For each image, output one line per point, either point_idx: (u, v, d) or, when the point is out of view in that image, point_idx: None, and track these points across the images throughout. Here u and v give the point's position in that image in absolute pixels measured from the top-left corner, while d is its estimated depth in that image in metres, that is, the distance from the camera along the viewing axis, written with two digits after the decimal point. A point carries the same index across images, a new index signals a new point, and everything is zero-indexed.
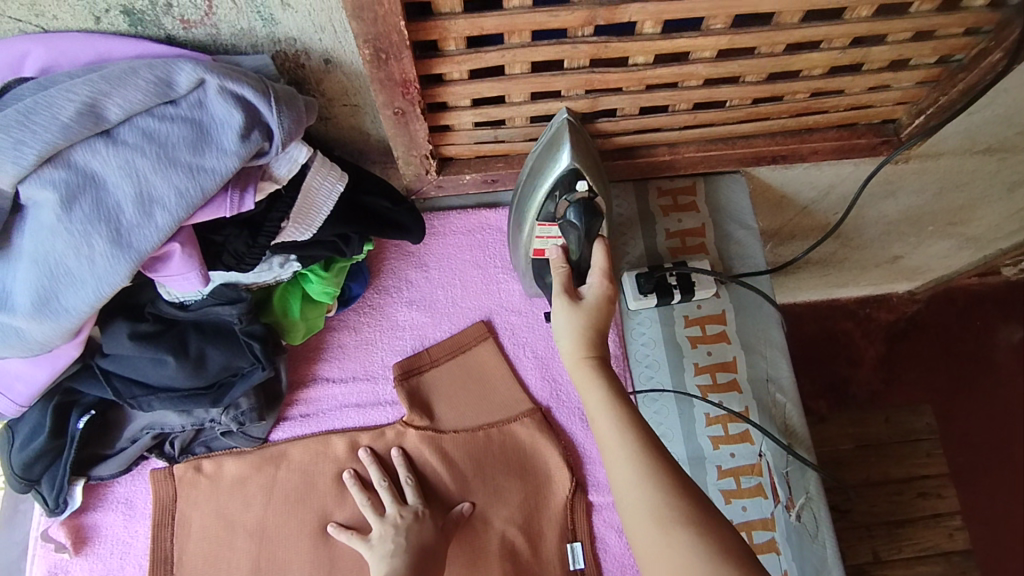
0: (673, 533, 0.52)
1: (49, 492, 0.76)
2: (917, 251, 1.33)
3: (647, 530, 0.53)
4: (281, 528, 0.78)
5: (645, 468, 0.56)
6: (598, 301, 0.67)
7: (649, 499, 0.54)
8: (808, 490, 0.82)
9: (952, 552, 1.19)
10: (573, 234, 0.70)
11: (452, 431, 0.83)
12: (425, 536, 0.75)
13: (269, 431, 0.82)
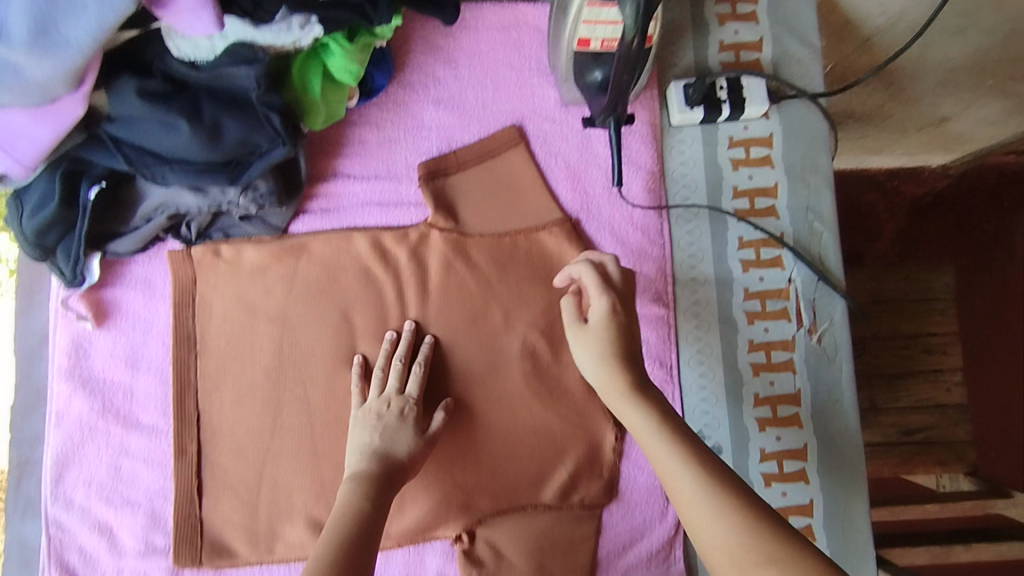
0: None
1: (65, 263, 0.74)
2: (966, 114, 1.18)
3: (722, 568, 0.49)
4: (303, 317, 0.78)
5: (721, 497, 0.52)
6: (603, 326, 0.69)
7: (729, 539, 0.49)
8: (832, 316, 0.82)
9: (947, 405, 1.23)
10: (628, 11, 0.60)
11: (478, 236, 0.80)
12: (400, 436, 0.70)
13: (289, 221, 0.79)
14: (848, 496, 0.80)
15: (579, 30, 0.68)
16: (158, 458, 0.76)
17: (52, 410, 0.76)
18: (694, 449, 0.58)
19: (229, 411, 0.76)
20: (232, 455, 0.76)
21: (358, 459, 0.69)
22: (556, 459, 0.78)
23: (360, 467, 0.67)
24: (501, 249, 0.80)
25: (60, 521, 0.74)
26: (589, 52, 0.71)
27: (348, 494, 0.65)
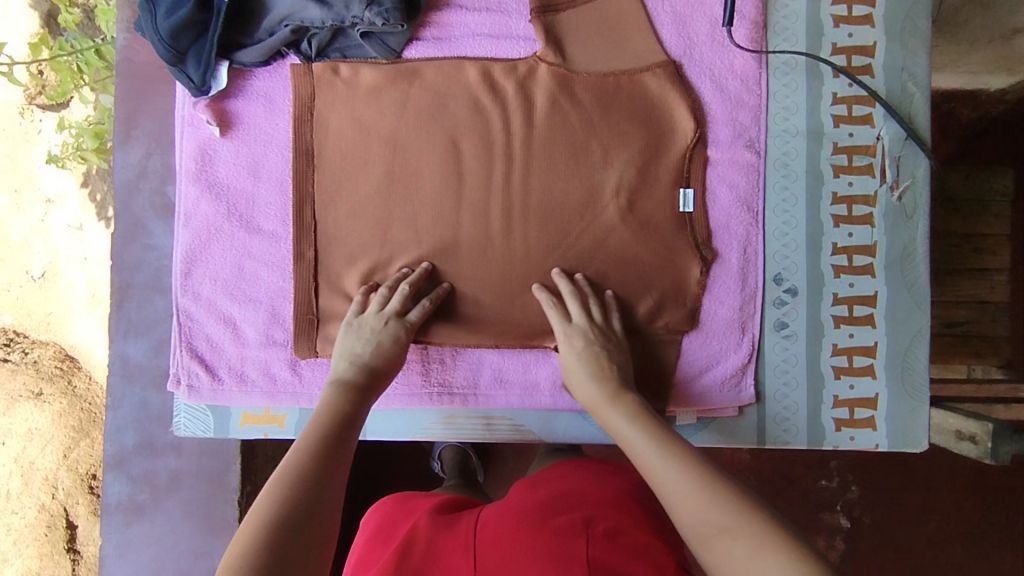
0: (711, 544, 0.53)
1: (195, 69, 0.78)
2: None
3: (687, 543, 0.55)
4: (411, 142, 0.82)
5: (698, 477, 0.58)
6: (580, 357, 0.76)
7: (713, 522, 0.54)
8: (914, 175, 0.86)
9: (990, 303, 1.26)
10: None
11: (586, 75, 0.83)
12: (386, 352, 0.75)
13: (404, 46, 0.82)
14: (911, 340, 0.85)
15: None
16: (277, 262, 0.82)
17: (180, 211, 0.81)
18: (666, 438, 0.65)
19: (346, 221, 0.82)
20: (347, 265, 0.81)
21: (343, 364, 0.74)
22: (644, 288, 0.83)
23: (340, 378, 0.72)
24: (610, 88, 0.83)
25: (189, 311, 0.81)
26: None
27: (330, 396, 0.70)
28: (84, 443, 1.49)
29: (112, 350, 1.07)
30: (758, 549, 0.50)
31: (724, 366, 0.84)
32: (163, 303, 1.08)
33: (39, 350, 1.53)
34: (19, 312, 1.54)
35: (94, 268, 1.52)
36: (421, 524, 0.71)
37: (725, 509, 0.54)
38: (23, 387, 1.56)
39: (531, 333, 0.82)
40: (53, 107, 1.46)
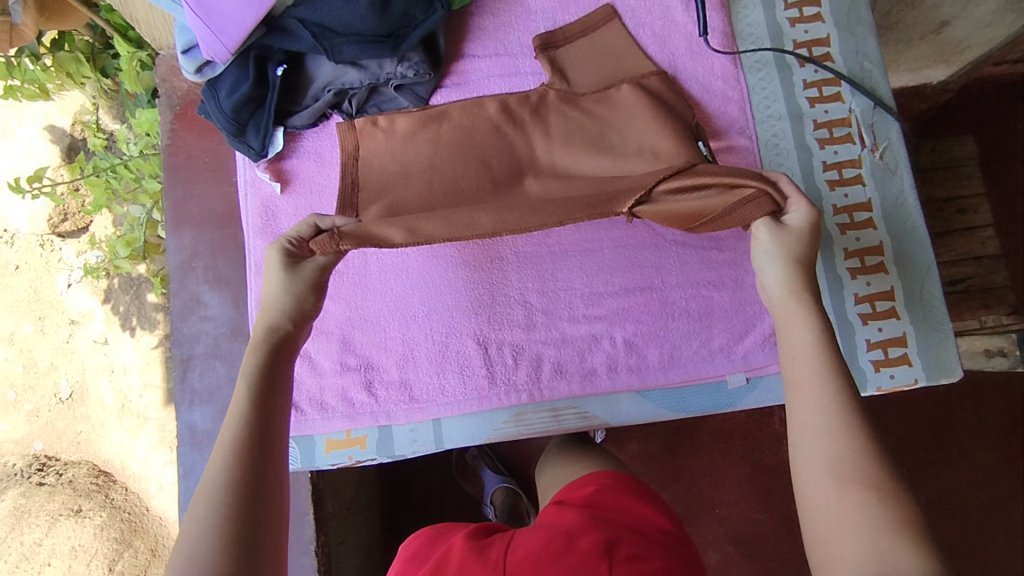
0: (848, 491, 0.56)
1: (256, 137, 0.89)
2: (966, 14, 1.35)
3: (822, 476, 0.58)
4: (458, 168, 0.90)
5: (863, 432, 0.59)
6: (805, 229, 0.71)
7: (838, 454, 0.58)
8: (890, 136, 0.97)
9: (984, 256, 1.34)
10: None
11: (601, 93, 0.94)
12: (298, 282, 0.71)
13: (431, 94, 0.95)
14: (923, 279, 0.93)
15: None
16: (343, 296, 0.90)
17: (251, 262, 0.91)
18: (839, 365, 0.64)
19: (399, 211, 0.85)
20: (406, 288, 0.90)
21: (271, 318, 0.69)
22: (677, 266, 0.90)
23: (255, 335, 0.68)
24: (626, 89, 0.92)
25: None
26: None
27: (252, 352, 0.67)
28: (127, 554, 1.63)
29: (179, 420, 1.12)
30: (895, 533, 0.53)
31: (764, 326, 0.88)
32: (224, 369, 1.13)
33: (73, 470, 1.73)
34: (49, 437, 1.76)
35: (121, 378, 1.72)
36: (455, 545, 0.72)
37: (877, 471, 0.57)
38: (62, 507, 1.67)
39: (584, 326, 0.89)
40: (76, 230, 1.77)
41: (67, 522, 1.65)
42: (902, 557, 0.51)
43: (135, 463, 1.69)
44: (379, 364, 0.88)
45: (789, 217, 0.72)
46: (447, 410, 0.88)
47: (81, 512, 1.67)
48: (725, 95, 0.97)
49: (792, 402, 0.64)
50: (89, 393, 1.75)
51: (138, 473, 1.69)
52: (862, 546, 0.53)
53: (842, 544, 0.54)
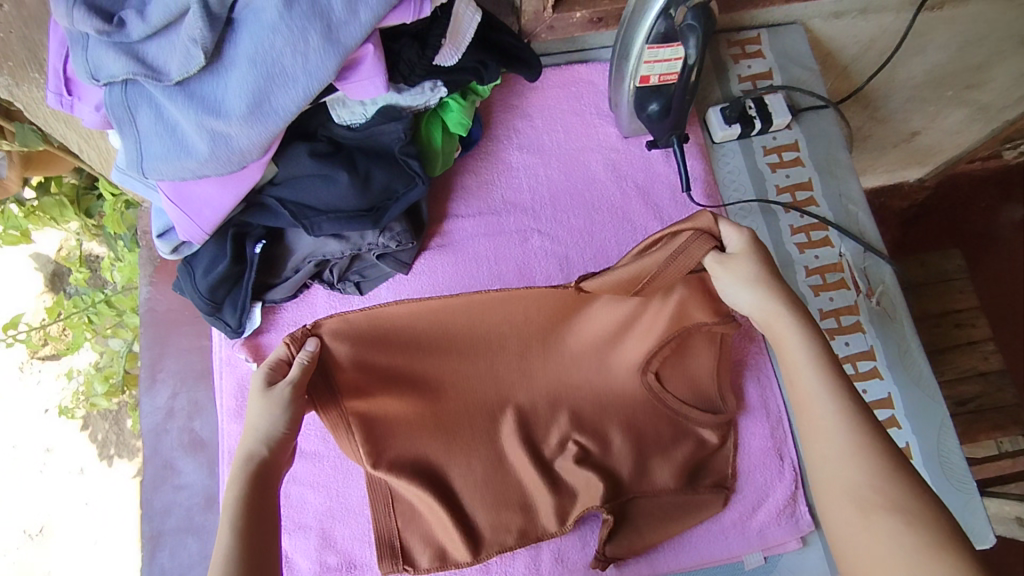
0: (872, 518, 0.58)
1: (232, 314, 0.87)
2: (934, 125, 1.41)
3: (844, 505, 0.60)
4: (494, 478, 0.83)
5: (880, 456, 0.60)
6: (746, 248, 0.72)
7: (862, 479, 0.60)
8: (883, 280, 0.95)
9: (989, 372, 1.29)
10: (689, 41, 0.78)
11: (657, 492, 0.83)
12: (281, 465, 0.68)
13: (414, 258, 0.93)
14: (937, 431, 0.89)
15: (640, 70, 0.84)
16: (322, 481, 0.85)
17: (224, 449, 0.85)
18: (840, 379, 0.65)
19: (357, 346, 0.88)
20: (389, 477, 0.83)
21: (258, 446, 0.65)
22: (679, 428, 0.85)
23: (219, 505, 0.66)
24: (664, 467, 0.84)
25: None
26: (650, 86, 0.87)
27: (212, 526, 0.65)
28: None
29: None
30: (927, 554, 0.55)
31: (775, 497, 0.85)
32: (197, 546, 1.05)
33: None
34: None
35: (93, 515, 1.61)
36: None
37: (902, 490, 0.58)
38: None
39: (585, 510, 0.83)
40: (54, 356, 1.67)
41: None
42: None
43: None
44: (363, 562, 0.82)
45: (730, 247, 0.73)
46: None
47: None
48: None
49: (805, 434, 0.65)
50: (57, 534, 1.60)
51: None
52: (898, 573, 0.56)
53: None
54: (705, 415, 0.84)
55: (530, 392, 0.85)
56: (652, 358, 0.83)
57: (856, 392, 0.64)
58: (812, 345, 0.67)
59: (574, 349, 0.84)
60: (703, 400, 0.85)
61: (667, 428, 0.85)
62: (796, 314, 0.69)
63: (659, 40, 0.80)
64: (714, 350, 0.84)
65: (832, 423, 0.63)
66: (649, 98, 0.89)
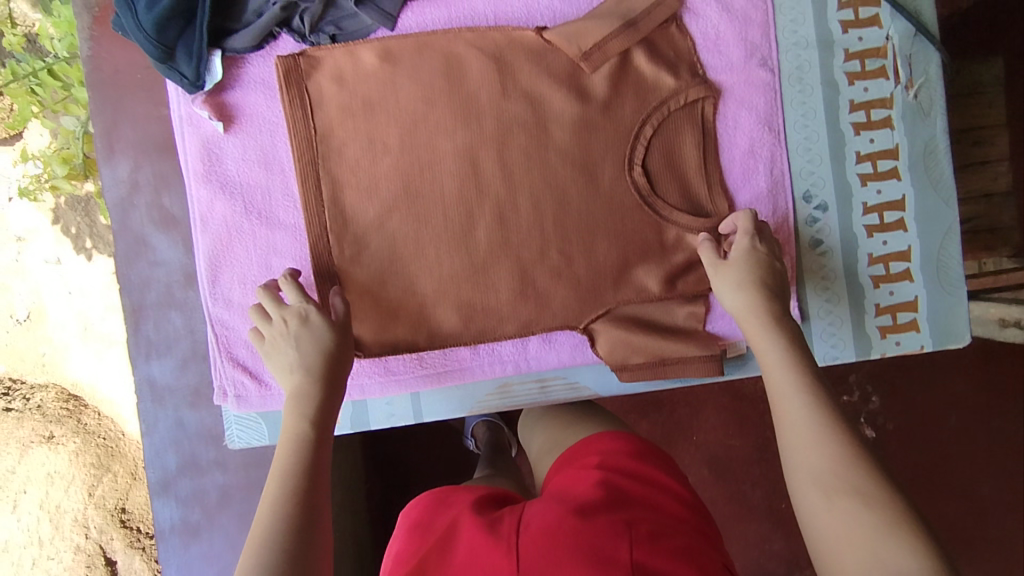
0: (835, 498, 0.54)
1: (188, 63, 0.74)
2: None
3: (807, 489, 0.56)
4: (474, 248, 0.80)
5: (844, 434, 0.58)
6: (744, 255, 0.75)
7: (827, 464, 0.56)
8: (927, 71, 0.84)
9: (994, 194, 1.25)
10: None
11: (641, 295, 0.82)
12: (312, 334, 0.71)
13: (400, 11, 0.79)
14: (941, 236, 0.85)
15: None
16: (305, 254, 0.79)
17: (195, 216, 0.78)
18: (817, 385, 0.62)
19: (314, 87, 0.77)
20: (373, 273, 0.79)
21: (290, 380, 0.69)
22: (677, 258, 0.82)
23: (294, 379, 0.69)
24: (649, 273, 0.82)
25: (224, 320, 0.79)
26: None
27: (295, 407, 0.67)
28: (106, 479, 1.56)
29: (136, 375, 1.03)
30: (883, 533, 0.51)
31: None
32: (180, 321, 1.04)
33: (41, 394, 1.59)
34: (9, 358, 1.60)
35: (80, 301, 1.59)
36: (462, 517, 0.66)
37: (874, 484, 0.54)
38: (32, 433, 1.57)
39: (576, 302, 0.81)
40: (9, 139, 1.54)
41: (41, 449, 1.56)
42: (897, 562, 0.49)
43: (103, 388, 1.59)
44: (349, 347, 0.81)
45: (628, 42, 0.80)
46: (426, 382, 0.82)
47: (54, 438, 1.57)
48: (750, 19, 0.82)
49: (777, 422, 0.62)
50: (48, 316, 1.59)
51: (110, 397, 1.60)
52: (863, 549, 0.51)
53: (845, 547, 0.52)
54: (694, 220, 0.81)
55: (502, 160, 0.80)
56: (636, 154, 0.82)
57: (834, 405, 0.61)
58: (781, 343, 0.67)
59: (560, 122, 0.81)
60: (692, 204, 0.83)
61: (653, 235, 0.82)
62: (772, 318, 0.70)
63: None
64: (697, 140, 0.82)
65: (796, 414, 0.60)
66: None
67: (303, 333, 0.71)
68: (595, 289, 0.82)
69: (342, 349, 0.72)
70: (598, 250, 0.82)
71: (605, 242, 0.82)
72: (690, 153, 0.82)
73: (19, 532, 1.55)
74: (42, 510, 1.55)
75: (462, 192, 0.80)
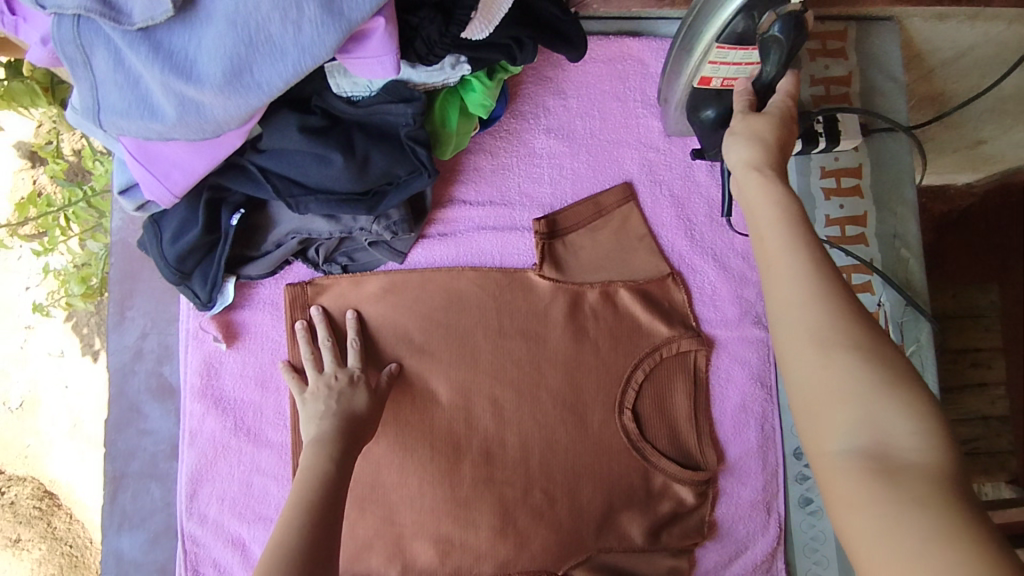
0: (832, 354, 0.44)
1: (202, 286, 0.77)
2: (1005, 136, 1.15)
3: (798, 345, 0.45)
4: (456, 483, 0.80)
5: (840, 296, 0.46)
6: (778, 113, 0.61)
7: (819, 320, 0.45)
8: (919, 339, 0.86)
9: (992, 417, 1.21)
10: (771, 51, 0.62)
11: (624, 544, 0.80)
12: (352, 402, 0.74)
13: (410, 247, 0.83)
14: None
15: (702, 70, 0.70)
16: (287, 475, 0.79)
17: (185, 427, 0.79)
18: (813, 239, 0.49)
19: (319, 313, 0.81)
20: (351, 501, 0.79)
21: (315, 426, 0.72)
22: (662, 507, 0.81)
23: (317, 430, 0.71)
24: (632, 520, 0.81)
25: (195, 537, 0.77)
26: (710, 90, 0.73)
27: (311, 460, 0.68)
28: None
29: (105, 545, 1.00)
30: (882, 394, 0.41)
31: (754, 551, 0.82)
32: (159, 492, 1.02)
33: (16, 489, 1.47)
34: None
35: (73, 398, 1.49)
36: None
37: (867, 337, 0.44)
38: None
39: (556, 547, 0.80)
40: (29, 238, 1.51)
41: (3, 553, 1.44)
42: (894, 421, 0.41)
43: (81, 493, 1.47)
44: None
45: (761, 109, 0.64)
46: None
47: (19, 543, 1.45)
48: (745, 275, 0.86)
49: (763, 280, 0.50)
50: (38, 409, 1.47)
51: (85, 502, 1.47)
52: (846, 409, 0.42)
53: (835, 404, 0.43)
54: (682, 470, 0.81)
55: (496, 393, 0.82)
56: (627, 398, 0.82)
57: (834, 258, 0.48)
58: (782, 194, 0.53)
59: (555, 363, 0.83)
60: (681, 452, 0.82)
61: (639, 480, 0.81)
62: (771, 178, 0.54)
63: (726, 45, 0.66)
64: (690, 392, 0.83)
65: (790, 270, 0.48)
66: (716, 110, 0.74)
67: (347, 396, 0.75)
68: (576, 536, 0.80)
69: (373, 413, 0.75)
70: (582, 494, 0.81)
71: (589, 488, 0.81)
72: (681, 404, 0.83)
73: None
74: None
75: (451, 426, 0.81)
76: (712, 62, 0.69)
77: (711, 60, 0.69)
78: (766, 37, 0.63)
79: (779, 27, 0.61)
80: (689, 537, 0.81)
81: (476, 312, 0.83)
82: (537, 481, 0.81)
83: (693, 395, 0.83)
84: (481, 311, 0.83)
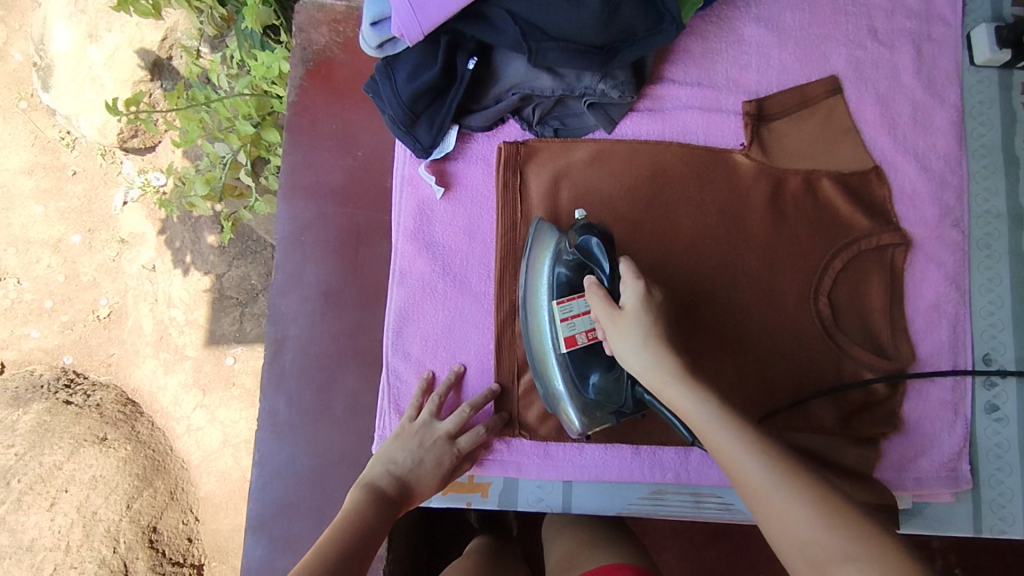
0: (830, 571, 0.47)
1: (426, 133, 0.80)
2: None
3: (796, 564, 0.50)
4: None
5: (798, 484, 0.52)
6: (642, 308, 0.65)
7: (827, 555, 0.48)
8: None
9: None
10: (598, 254, 0.71)
11: (813, 427, 0.81)
12: (426, 474, 0.74)
13: (620, 117, 0.85)
14: None
15: (561, 329, 0.73)
16: (487, 324, 0.82)
17: (395, 267, 0.83)
18: (782, 460, 0.54)
19: (531, 172, 0.83)
20: None
21: (381, 471, 0.73)
22: (851, 396, 0.82)
23: (375, 480, 0.72)
24: (822, 406, 0.81)
25: (399, 371, 0.82)
26: (579, 348, 0.73)
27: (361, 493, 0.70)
28: (146, 493, 1.58)
29: (262, 403, 1.04)
30: None
31: (941, 449, 0.82)
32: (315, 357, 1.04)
33: (101, 394, 1.69)
34: (80, 351, 1.73)
35: (162, 309, 1.68)
36: None
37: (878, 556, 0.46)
38: (87, 432, 1.62)
39: (746, 423, 0.81)
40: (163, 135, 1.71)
41: (91, 450, 1.60)
42: None
43: (161, 401, 1.66)
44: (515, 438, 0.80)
45: (625, 303, 0.67)
46: (582, 476, 0.80)
47: (106, 441, 1.61)
48: (944, 178, 0.87)
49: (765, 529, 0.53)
50: (127, 317, 1.72)
51: (166, 410, 1.65)
52: None
53: None
54: (876, 359, 0.82)
55: (694, 268, 0.83)
56: (824, 284, 0.83)
57: (814, 479, 0.53)
58: (695, 388, 0.61)
59: (754, 245, 0.84)
60: (872, 341, 0.83)
61: (829, 364, 0.82)
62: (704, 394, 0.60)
63: (562, 291, 0.74)
64: (886, 286, 0.84)
65: (754, 479, 0.54)
66: (607, 377, 0.72)
67: (424, 462, 0.74)
68: (767, 413, 0.81)
69: (433, 492, 0.74)
70: (773, 374, 0.82)
71: (782, 370, 0.82)
72: (877, 296, 0.83)
73: (48, 532, 1.56)
74: (77, 514, 1.55)
75: None
76: (567, 319, 0.73)
77: (560, 302, 0.74)
78: (579, 247, 0.72)
79: (589, 239, 0.72)
80: (879, 428, 0.82)
81: (679, 187, 0.84)
82: (731, 356, 0.82)
83: (888, 289, 0.83)
84: (686, 187, 0.84)
